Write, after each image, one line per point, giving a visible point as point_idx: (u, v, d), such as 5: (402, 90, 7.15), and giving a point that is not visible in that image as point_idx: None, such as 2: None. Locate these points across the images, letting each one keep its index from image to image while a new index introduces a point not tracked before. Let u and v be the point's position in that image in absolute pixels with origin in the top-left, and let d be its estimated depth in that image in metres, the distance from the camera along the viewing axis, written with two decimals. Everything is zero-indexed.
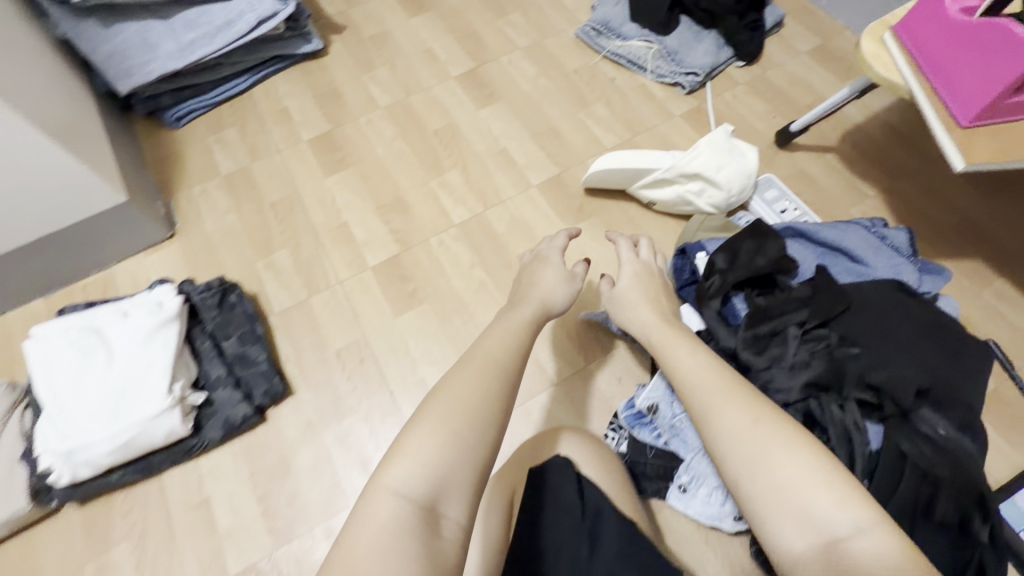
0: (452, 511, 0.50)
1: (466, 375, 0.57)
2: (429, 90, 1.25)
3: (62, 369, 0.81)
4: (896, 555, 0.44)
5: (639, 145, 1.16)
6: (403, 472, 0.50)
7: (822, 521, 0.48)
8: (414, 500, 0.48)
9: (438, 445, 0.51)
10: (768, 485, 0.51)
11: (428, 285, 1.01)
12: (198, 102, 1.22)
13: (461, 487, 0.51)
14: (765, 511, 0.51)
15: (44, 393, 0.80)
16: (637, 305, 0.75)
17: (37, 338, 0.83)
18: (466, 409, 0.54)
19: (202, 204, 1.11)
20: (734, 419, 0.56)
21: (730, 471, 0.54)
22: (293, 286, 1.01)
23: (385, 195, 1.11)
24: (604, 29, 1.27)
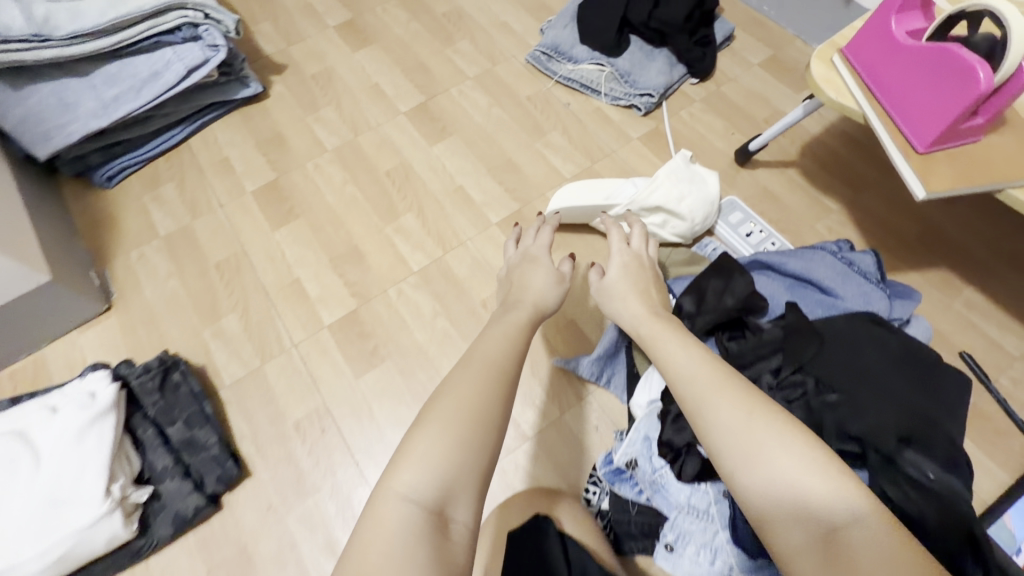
0: (461, 514, 0.45)
1: (468, 373, 0.51)
2: (378, 128, 1.20)
3: None
4: (893, 549, 0.40)
5: (599, 172, 1.13)
6: (410, 475, 0.44)
7: (818, 514, 0.43)
8: (424, 506, 0.44)
9: (446, 447, 0.46)
10: (762, 479, 0.45)
11: (389, 340, 0.96)
12: (131, 159, 1.14)
13: (470, 487, 0.46)
14: (761, 506, 0.45)
15: None
16: (625, 295, 0.69)
17: None
18: (471, 408, 0.48)
19: (141, 271, 1.04)
20: (729, 414, 0.49)
21: (722, 463, 0.48)
22: (244, 353, 0.95)
23: (338, 245, 1.05)
24: (555, 53, 1.24)
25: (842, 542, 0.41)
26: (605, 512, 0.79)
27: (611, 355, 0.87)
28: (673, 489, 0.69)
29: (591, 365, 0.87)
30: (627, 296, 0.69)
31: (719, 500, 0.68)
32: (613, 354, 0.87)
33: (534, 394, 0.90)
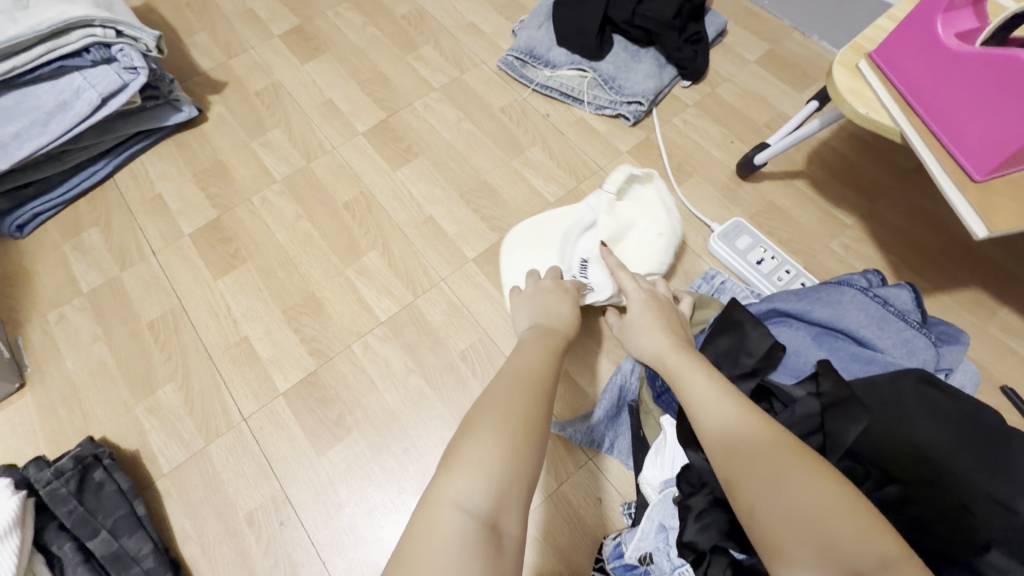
0: (512, 525, 0.40)
1: (511, 384, 0.51)
2: (335, 152, 1.05)
3: None
4: None
5: (586, 193, 1.00)
6: (464, 482, 0.40)
7: (845, 553, 0.38)
8: (479, 517, 0.38)
9: (500, 453, 0.42)
10: (785, 505, 0.42)
11: (356, 406, 0.83)
12: (44, 203, 0.98)
13: (521, 496, 0.42)
14: (781, 539, 0.41)
15: None
16: (652, 330, 0.68)
17: None
18: (520, 418, 0.46)
19: (60, 336, 0.89)
20: (753, 433, 0.49)
21: (744, 490, 0.45)
22: (185, 432, 0.81)
23: (291, 294, 0.91)
24: (529, 57, 1.10)
25: None
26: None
27: (611, 418, 0.77)
28: None
29: (589, 431, 0.76)
30: (655, 329, 0.68)
31: None
32: (613, 417, 0.77)
33: None
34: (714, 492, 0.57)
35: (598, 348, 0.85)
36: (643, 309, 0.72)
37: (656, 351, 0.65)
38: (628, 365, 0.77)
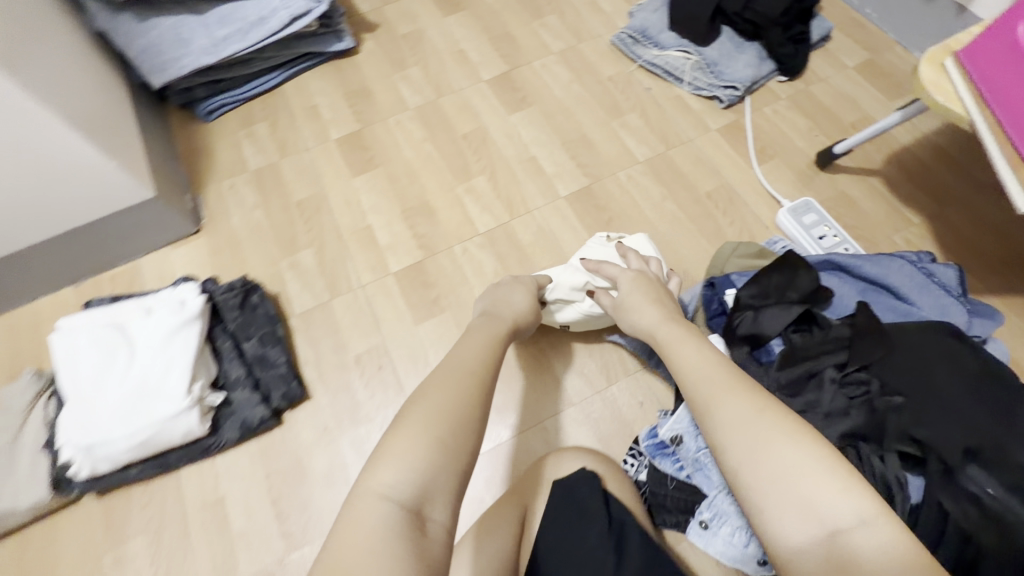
0: (437, 515, 0.45)
1: (450, 380, 0.55)
2: (460, 92, 1.23)
3: (86, 365, 0.80)
4: (899, 549, 0.42)
5: (673, 159, 1.13)
6: (391, 475, 0.46)
7: (823, 510, 0.45)
8: (402, 504, 0.45)
9: (425, 447, 0.47)
10: (770, 471, 0.49)
11: (452, 293, 1.00)
12: (230, 96, 1.22)
13: (448, 489, 0.47)
14: (769, 507, 0.48)
15: (68, 387, 0.79)
16: (640, 309, 0.73)
17: (63, 331, 0.83)
18: (452, 412, 0.51)
19: (230, 199, 1.11)
20: (736, 407, 0.53)
21: (729, 462, 0.52)
22: (316, 287, 1.01)
23: (411, 199, 1.10)
24: (641, 36, 1.24)
25: (846, 542, 0.44)
26: (644, 483, 0.81)
27: None
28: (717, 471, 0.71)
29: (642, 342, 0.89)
30: (643, 306, 0.73)
31: None
32: None
33: (586, 364, 0.93)
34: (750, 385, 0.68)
35: None
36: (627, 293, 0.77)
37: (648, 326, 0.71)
38: (686, 296, 0.88)
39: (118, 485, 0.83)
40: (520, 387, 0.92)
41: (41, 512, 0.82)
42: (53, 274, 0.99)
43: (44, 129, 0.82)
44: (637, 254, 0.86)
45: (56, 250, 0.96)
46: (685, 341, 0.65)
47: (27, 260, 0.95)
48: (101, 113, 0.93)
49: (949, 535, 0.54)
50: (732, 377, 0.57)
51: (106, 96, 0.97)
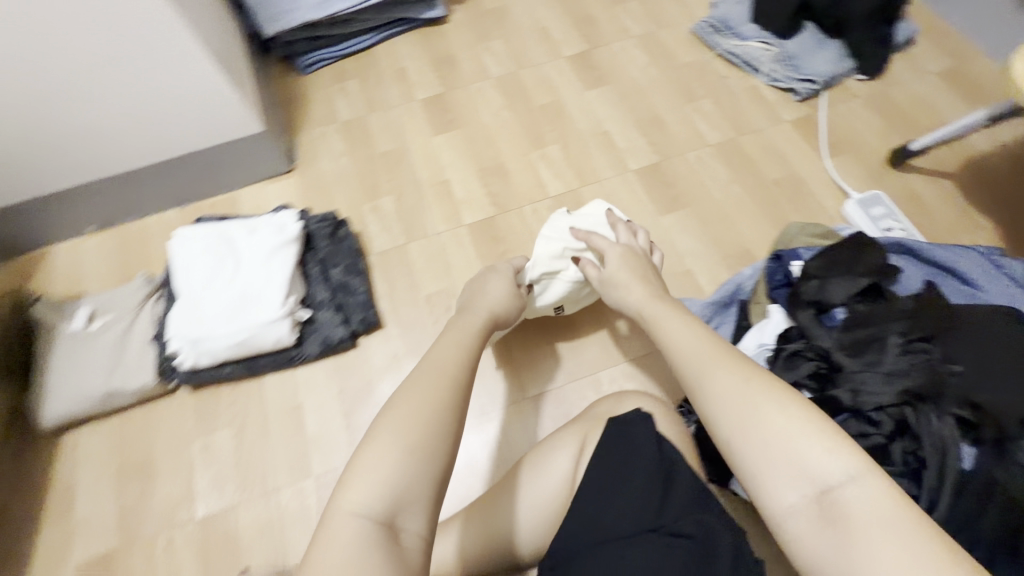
0: (411, 523, 0.47)
1: (425, 392, 0.54)
2: (540, 66, 1.29)
3: (199, 269, 0.90)
4: (885, 505, 0.45)
5: (743, 145, 1.15)
6: (361, 492, 0.47)
7: (814, 471, 0.48)
8: (375, 518, 0.46)
9: (397, 461, 0.48)
10: (762, 438, 0.50)
11: (520, 248, 1.06)
12: (327, 53, 1.31)
13: (423, 501, 0.49)
14: (762, 473, 0.50)
15: (182, 287, 0.89)
16: (624, 288, 0.75)
17: (181, 239, 0.92)
18: (425, 420, 0.51)
19: (320, 145, 1.20)
20: (729, 377, 0.55)
21: (721, 433, 0.53)
22: (394, 230, 1.08)
23: (487, 160, 1.16)
24: (722, 26, 1.28)
25: (836, 499, 0.46)
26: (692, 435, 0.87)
27: (722, 306, 0.92)
28: None
29: (704, 307, 0.92)
30: (629, 281, 0.75)
31: None
32: (724, 306, 0.92)
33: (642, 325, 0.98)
34: (812, 345, 0.71)
35: (722, 261, 1.02)
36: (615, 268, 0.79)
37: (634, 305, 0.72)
38: (749, 270, 0.92)
39: (211, 381, 0.92)
40: (578, 340, 0.98)
41: (143, 397, 0.91)
42: (164, 192, 1.10)
43: (188, 57, 0.93)
44: (625, 225, 0.86)
45: (171, 170, 1.07)
46: (670, 316, 0.66)
47: (147, 176, 1.06)
48: (230, 52, 1.04)
49: (996, 505, 0.56)
50: (715, 351, 0.58)
51: (231, 37, 1.08)
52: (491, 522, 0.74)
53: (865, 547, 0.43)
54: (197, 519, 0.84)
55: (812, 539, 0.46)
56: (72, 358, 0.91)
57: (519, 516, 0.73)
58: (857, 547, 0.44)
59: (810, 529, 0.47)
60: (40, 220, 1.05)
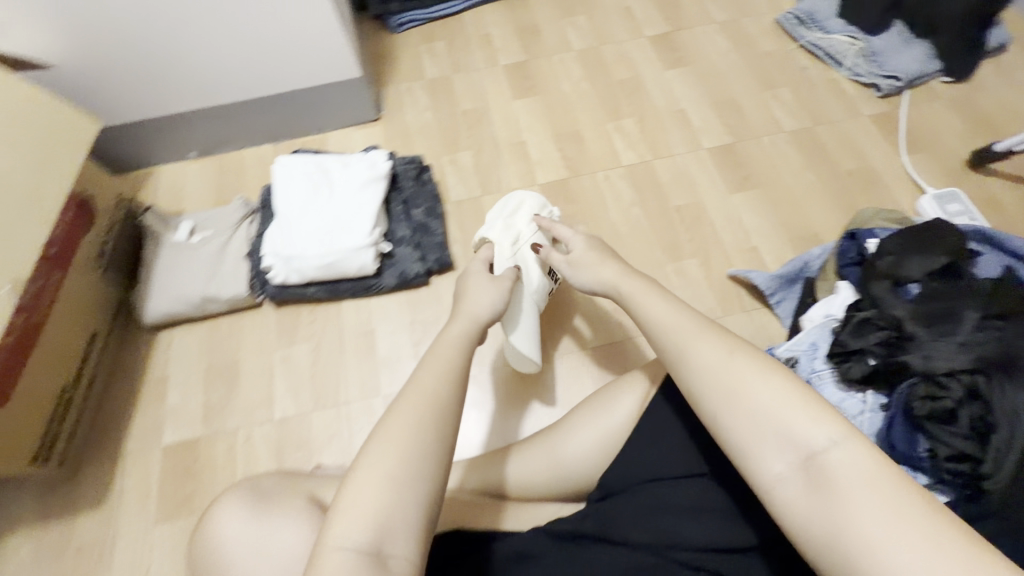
0: (399, 549, 0.47)
1: (408, 418, 0.52)
2: (622, 44, 1.32)
3: (298, 194, 0.97)
4: (870, 467, 0.45)
5: (819, 135, 1.16)
6: (346, 527, 0.47)
7: (800, 437, 0.47)
8: (360, 549, 0.46)
9: (380, 490, 0.48)
10: (749, 414, 0.50)
11: (590, 211, 1.10)
12: (418, 14, 1.37)
13: (410, 527, 0.48)
14: (749, 442, 0.49)
15: (281, 208, 0.96)
16: (595, 267, 0.70)
17: (283, 165, 0.99)
18: (408, 446, 0.51)
19: (406, 98, 1.26)
20: (711, 351, 0.54)
21: (708, 406, 0.53)
22: (471, 183, 1.13)
23: (564, 126, 1.20)
24: (808, 19, 1.29)
25: (823, 464, 0.46)
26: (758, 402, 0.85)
27: (789, 280, 0.95)
28: (827, 392, 0.77)
29: (770, 280, 0.95)
30: (600, 263, 0.70)
31: (873, 412, 0.74)
32: (790, 281, 0.95)
33: (705, 293, 1.00)
34: (884, 316, 0.74)
35: (789, 242, 1.04)
36: (582, 246, 0.75)
37: (602, 284, 0.68)
38: (819, 249, 0.95)
39: (294, 300, 1.00)
40: None
41: (234, 307, 0.99)
42: (262, 127, 1.18)
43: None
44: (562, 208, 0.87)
45: (272, 106, 1.15)
46: (647, 292, 0.63)
47: (250, 109, 1.14)
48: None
49: None
50: (699, 323, 0.57)
51: None
52: (552, 457, 0.76)
53: (852, 508, 0.43)
54: (273, 419, 0.92)
55: (801, 505, 0.46)
56: (174, 263, 1.00)
57: (581, 453, 0.74)
58: (843, 506, 0.44)
59: (805, 495, 0.46)
60: (153, 142, 1.14)
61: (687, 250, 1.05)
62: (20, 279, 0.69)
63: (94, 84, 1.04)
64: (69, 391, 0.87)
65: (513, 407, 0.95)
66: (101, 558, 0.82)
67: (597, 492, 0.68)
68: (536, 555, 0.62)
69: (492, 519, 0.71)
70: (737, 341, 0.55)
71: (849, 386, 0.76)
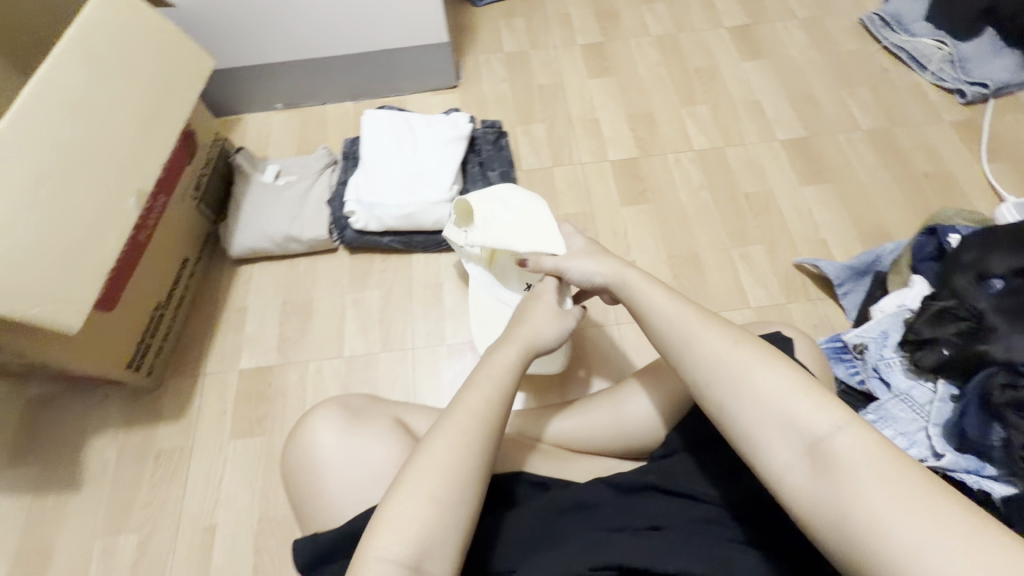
0: (435, 567, 0.47)
1: (448, 441, 0.51)
2: (700, 33, 1.33)
3: (384, 148, 1.03)
4: (874, 453, 0.42)
5: (896, 136, 1.15)
6: (386, 538, 0.47)
7: (801, 422, 0.45)
8: (400, 562, 0.46)
9: (420, 505, 0.48)
10: (751, 402, 0.47)
11: (658, 191, 1.11)
12: None
13: (450, 544, 0.48)
14: (752, 429, 0.47)
15: (368, 161, 1.03)
16: (598, 259, 0.67)
17: (372, 122, 1.06)
18: (450, 469, 0.50)
19: (484, 69, 1.30)
20: (715, 340, 0.51)
21: (712, 398, 0.49)
22: (542, 153, 1.16)
23: (637, 108, 1.22)
24: (893, 21, 1.28)
25: (827, 449, 0.43)
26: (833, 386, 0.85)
27: (858, 273, 0.96)
28: (896, 378, 0.78)
29: (840, 270, 0.96)
30: (601, 259, 0.68)
31: (944, 402, 0.74)
32: (859, 273, 0.96)
33: (769, 280, 1.01)
34: (965, 308, 0.75)
35: (857, 237, 1.04)
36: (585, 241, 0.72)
37: (604, 276, 0.66)
38: (892, 244, 0.95)
39: (369, 248, 1.05)
40: (707, 279, 1.01)
41: (313, 249, 1.05)
42: (347, 85, 1.23)
43: None
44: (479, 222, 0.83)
45: (358, 65, 1.20)
46: (651, 286, 0.60)
47: (338, 66, 1.19)
48: None
49: None
50: (703, 314, 0.55)
51: None
52: (616, 416, 0.76)
53: (859, 491, 0.41)
54: (343, 356, 0.96)
55: (807, 492, 0.43)
56: (260, 201, 1.05)
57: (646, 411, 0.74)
58: (847, 487, 0.41)
59: (810, 482, 0.43)
60: (245, 91, 1.21)
61: (754, 236, 1.05)
62: (145, 190, 0.79)
63: (200, 30, 1.10)
64: (162, 308, 0.93)
65: (569, 371, 0.98)
66: (178, 466, 0.88)
67: (662, 450, 0.64)
68: (596, 504, 0.59)
69: (554, 467, 0.71)
70: (740, 331, 0.52)
71: (919, 374, 0.77)
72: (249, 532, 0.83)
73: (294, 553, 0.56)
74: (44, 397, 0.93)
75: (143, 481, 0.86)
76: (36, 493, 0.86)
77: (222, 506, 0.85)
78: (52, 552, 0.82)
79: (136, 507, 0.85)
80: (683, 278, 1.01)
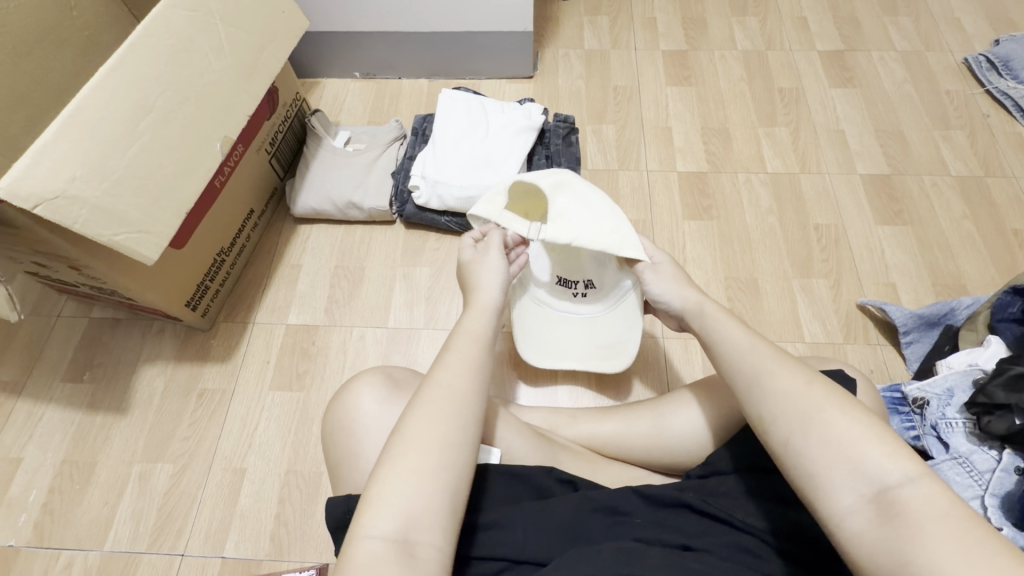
0: (425, 538, 0.45)
1: (424, 415, 0.50)
2: (790, 53, 1.28)
3: (455, 129, 1.05)
4: (947, 510, 0.40)
5: (988, 186, 1.09)
6: (374, 512, 0.45)
7: (868, 471, 0.43)
8: (388, 536, 0.44)
9: (404, 478, 0.47)
10: (819, 446, 0.44)
11: (723, 209, 1.08)
12: None
13: (441, 514, 0.46)
14: (815, 468, 0.44)
15: (437, 139, 1.04)
16: (680, 284, 0.68)
17: (446, 100, 1.08)
18: (433, 437, 0.49)
19: (562, 63, 1.29)
20: (789, 379, 0.49)
21: (777, 432, 0.47)
22: (609, 155, 1.15)
23: (713, 121, 1.19)
24: (1002, 65, 1.20)
25: (896, 499, 0.41)
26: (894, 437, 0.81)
27: (927, 324, 0.91)
28: (956, 440, 0.74)
29: (907, 316, 0.91)
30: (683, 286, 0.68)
31: (1007, 473, 0.68)
32: (929, 325, 0.91)
33: (829, 317, 0.97)
34: None
35: (931, 286, 0.98)
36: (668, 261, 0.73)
37: (683, 301, 0.66)
38: (969, 298, 0.89)
39: (424, 226, 1.06)
40: (763, 305, 0.98)
41: (371, 218, 1.06)
42: (425, 63, 1.24)
43: None
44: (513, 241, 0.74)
45: (440, 45, 1.21)
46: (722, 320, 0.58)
47: (420, 43, 1.20)
48: None
49: None
50: (776, 351, 0.53)
51: None
52: (657, 428, 0.74)
53: (931, 548, 0.38)
54: (386, 326, 0.97)
55: (870, 542, 0.41)
56: (328, 162, 1.07)
57: (704, 421, 0.71)
58: (915, 540, 0.39)
59: (873, 532, 0.41)
60: (328, 57, 1.23)
61: (818, 268, 1.01)
62: (229, 137, 0.82)
63: None
64: (224, 254, 0.96)
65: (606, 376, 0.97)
66: (218, 407, 0.91)
67: (696, 469, 0.63)
68: (627, 512, 0.58)
69: (581, 466, 0.71)
70: (813, 371, 0.51)
71: (982, 440, 0.72)
72: (276, 481, 0.85)
73: (327, 508, 0.55)
74: (106, 322, 0.98)
75: (185, 415, 0.90)
76: (87, 411, 0.90)
77: (255, 450, 0.87)
78: (95, 467, 0.86)
79: (175, 439, 0.88)
80: (738, 301, 0.98)
